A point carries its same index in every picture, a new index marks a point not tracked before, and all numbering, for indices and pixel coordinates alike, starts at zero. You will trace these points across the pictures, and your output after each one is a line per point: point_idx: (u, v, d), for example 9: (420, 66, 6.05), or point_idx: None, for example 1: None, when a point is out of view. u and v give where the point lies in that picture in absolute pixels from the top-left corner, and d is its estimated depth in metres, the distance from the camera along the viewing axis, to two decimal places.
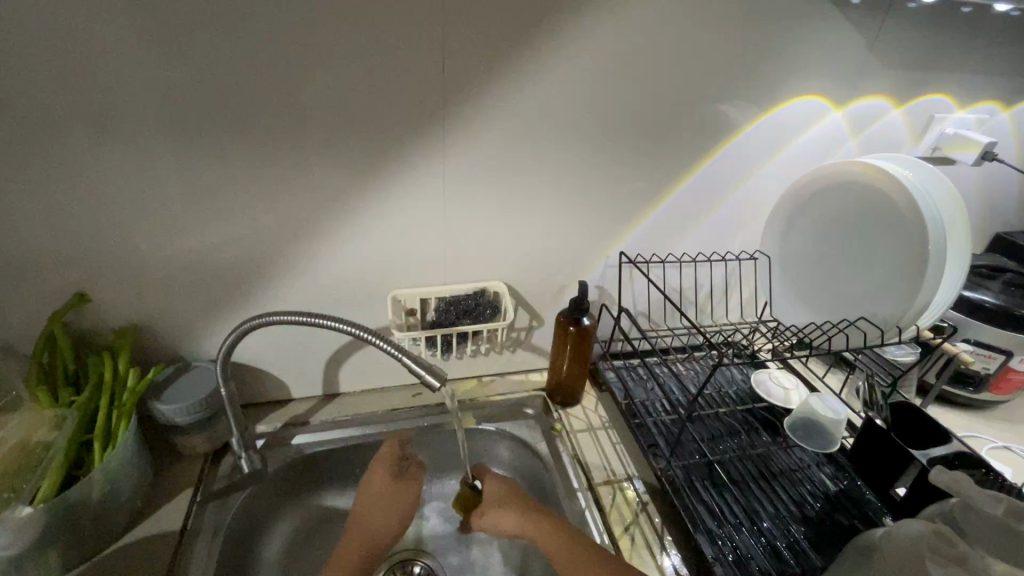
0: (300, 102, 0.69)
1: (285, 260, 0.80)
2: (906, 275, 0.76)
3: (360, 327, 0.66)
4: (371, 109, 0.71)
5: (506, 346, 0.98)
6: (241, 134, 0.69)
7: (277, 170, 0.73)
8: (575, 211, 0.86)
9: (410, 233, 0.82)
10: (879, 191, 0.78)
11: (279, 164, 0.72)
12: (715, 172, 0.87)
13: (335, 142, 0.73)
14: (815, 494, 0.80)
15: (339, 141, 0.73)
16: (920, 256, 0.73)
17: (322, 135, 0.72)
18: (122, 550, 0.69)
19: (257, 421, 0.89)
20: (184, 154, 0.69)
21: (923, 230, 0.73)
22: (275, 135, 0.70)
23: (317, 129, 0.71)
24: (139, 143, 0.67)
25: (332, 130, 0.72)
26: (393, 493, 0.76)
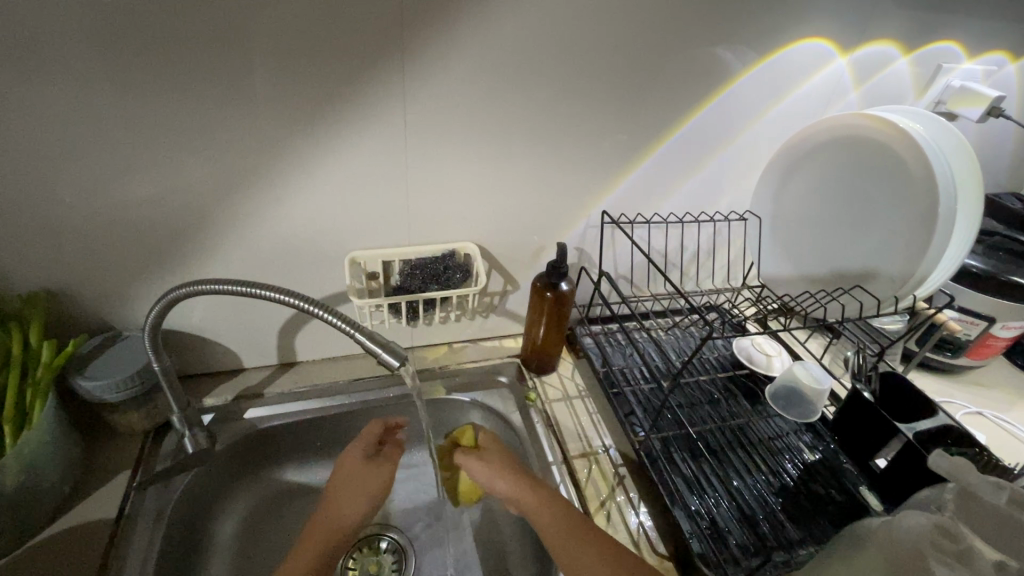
0: (223, 28, 0.57)
1: (225, 218, 0.70)
2: (909, 240, 0.71)
3: (303, 297, 0.57)
4: (314, 41, 0.60)
5: (478, 312, 0.92)
6: (157, 67, 0.58)
7: (206, 112, 0.62)
8: (554, 166, 0.78)
9: (368, 188, 0.73)
10: (888, 149, 0.72)
11: (208, 105, 0.61)
12: (708, 124, 0.79)
13: (275, 80, 0.62)
14: (793, 464, 0.78)
15: (277, 79, 0.62)
16: (927, 221, 0.68)
17: (258, 72, 0.61)
18: (51, 540, 0.62)
19: (204, 394, 0.81)
20: (87, 92, 0.57)
21: (934, 194, 0.67)
22: (196, 69, 0.59)
23: (250, 64, 0.60)
24: (26, 76, 0.55)
25: (269, 66, 0.61)
26: (367, 472, 0.72)
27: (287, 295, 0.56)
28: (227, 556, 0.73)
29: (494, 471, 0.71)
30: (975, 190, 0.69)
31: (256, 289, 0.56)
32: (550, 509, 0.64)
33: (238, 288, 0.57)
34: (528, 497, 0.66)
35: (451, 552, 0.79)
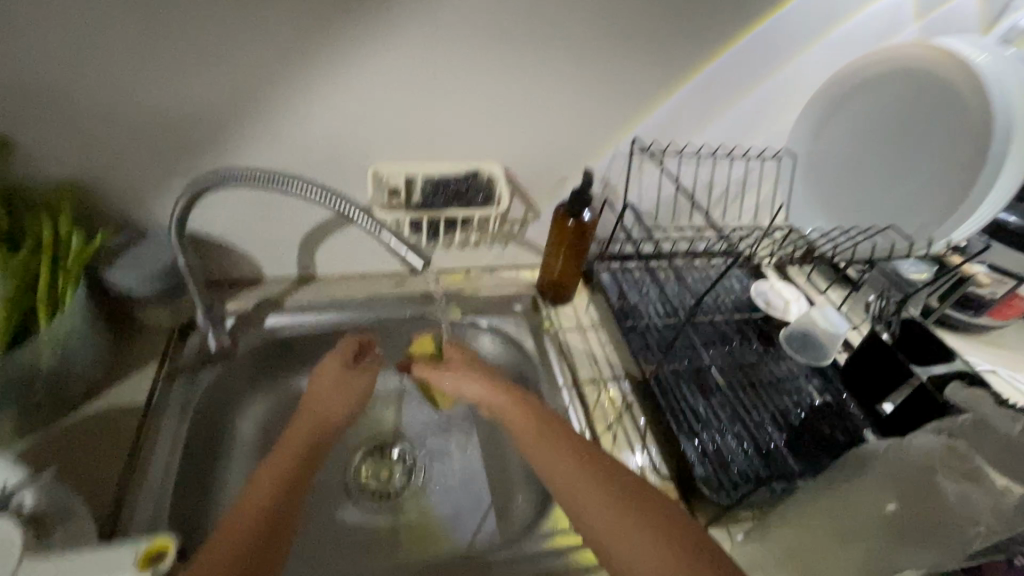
0: None
1: (249, 120, 0.69)
2: (954, 178, 0.71)
3: (328, 191, 0.58)
4: None
5: (498, 239, 0.91)
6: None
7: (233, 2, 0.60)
8: (586, 87, 0.75)
9: (395, 97, 0.71)
10: (946, 85, 0.70)
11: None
12: (756, 48, 0.74)
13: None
14: (801, 404, 0.78)
15: None
16: (976, 160, 0.68)
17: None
18: (83, 419, 0.65)
19: (225, 300, 0.83)
20: None
21: (990, 130, 0.66)
22: None
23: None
24: None
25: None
26: (348, 378, 0.76)
27: (310, 191, 0.57)
28: (248, 451, 0.77)
29: (460, 377, 0.73)
30: None
31: (287, 181, 0.57)
32: (553, 444, 0.60)
33: (268, 180, 0.57)
34: (529, 440, 0.62)
35: (459, 465, 0.83)
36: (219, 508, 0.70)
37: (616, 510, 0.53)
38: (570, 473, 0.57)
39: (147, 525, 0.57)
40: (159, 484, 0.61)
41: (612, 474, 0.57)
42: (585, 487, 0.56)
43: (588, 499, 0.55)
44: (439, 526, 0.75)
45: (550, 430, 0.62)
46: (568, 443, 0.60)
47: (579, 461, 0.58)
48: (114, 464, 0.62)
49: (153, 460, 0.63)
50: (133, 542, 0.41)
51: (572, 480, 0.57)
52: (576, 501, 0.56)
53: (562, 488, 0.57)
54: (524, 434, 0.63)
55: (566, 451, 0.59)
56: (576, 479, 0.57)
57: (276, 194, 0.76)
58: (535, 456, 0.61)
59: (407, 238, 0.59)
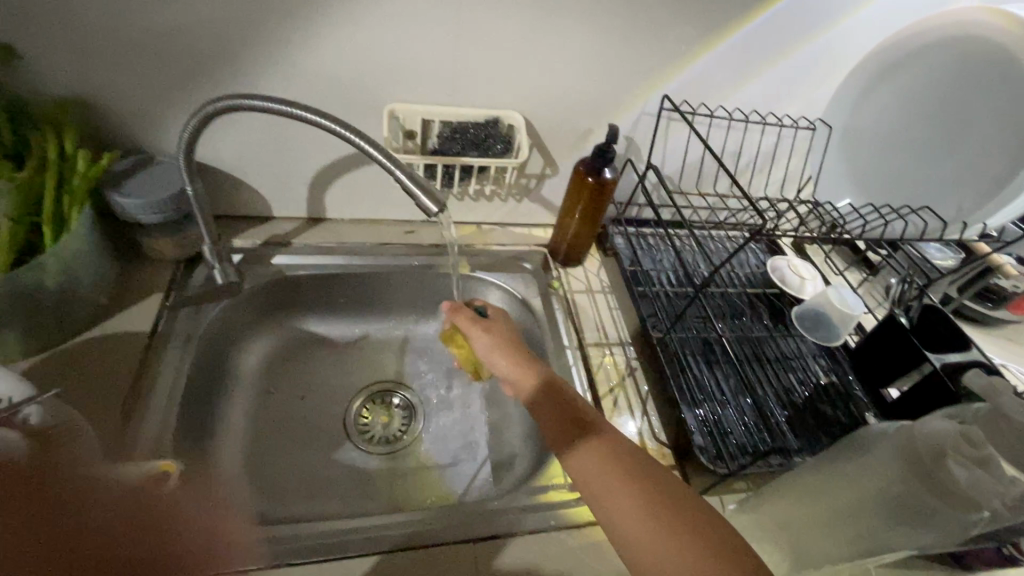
0: None
1: (262, 45, 0.66)
2: (1004, 160, 0.66)
3: (342, 125, 0.55)
4: None
5: (512, 194, 0.89)
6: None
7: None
8: (617, 36, 0.71)
9: (415, 33, 0.67)
10: (1008, 59, 0.65)
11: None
12: (803, 7, 0.70)
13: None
14: (806, 383, 0.78)
15: None
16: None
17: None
18: (88, 343, 0.65)
19: (232, 235, 0.81)
20: None
21: None
22: None
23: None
24: None
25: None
26: None
27: (324, 121, 0.55)
28: (251, 387, 0.78)
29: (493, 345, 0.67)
30: None
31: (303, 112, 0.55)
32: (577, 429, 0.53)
33: (281, 109, 0.55)
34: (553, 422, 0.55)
35: (457, 417, 0.83)
36: (222, 440, 0.71)
37: (647, 506, 0.46)
38: (596, 466, 0.50)
39: (149, 449, 0.58)
40: (161, 412, 0.61)
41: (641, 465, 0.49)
42: (614, 479, 0.48)
43: (619, 496, 0.47)
44: (435, 474, 0.76)
45: (575, 413, 0.55)
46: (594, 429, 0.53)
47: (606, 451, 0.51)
48: (118, 389, 0.62)
49: (157, 388, 0.63)
50: None
51: (598, 472, 0.50)
52: (598, 493, 0.49)
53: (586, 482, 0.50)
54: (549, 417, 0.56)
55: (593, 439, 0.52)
56: (602, 471, 0.50)
57: (290, 129, 0.74)
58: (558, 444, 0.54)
59: (425, 182, 0.57)
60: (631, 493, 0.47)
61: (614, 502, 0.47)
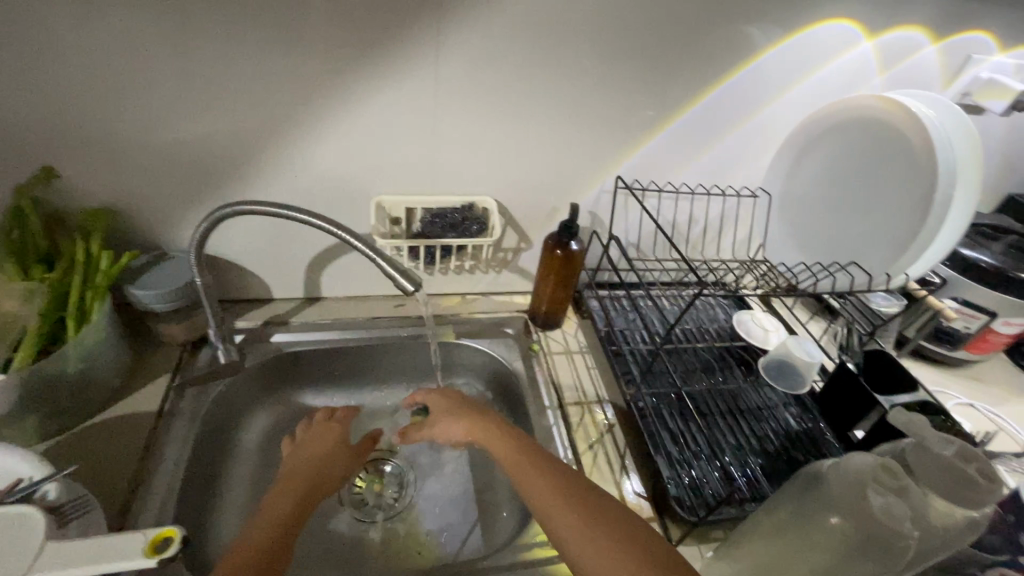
0: None
1: (267, 153, 0.77)
2: (906, 221, 0.73)
3: (332, 222, 0.64)
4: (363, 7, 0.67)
5: (492, 266, 0.97)
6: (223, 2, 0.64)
7: (260, 49, 0.68)
8: (574, 129, 0.82)
9: (399, 137, 0.79)
10: (896, 133, 0.73)
11: (264, 44, 0.67)
12: (726, 101, 0.82)
13: (325, 23, 0.67)
14: (776, 431, 0.82)
15: (329, 32, 0.68)
16: (924, 200, 0.70)
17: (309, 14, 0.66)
18: (99, 425, 0.71)
19: (236, 317, 0.89)
20: (159, 32, 0.64)
21: (933, 178, 0.69)
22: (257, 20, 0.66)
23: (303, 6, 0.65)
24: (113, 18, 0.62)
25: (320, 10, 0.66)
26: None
27: (316, 219, 0.64)
28: (248, 461, 0.82)
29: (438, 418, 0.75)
30: (977, 171, 0.69)
31: (296, 213, 0.64)
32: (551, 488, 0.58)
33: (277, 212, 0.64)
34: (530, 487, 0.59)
35: (447, 481, 0.86)
36: (220, 513, 0.74)
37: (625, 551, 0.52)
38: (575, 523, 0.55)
39: (153, 522, 0.62)
40: (165, 487, 0.66)
41: (608, 512, 0.56)
42: (593, 534, 0.53)
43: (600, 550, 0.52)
44: (428, 539, 0.79)
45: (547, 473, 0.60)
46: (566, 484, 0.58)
47: (580, 505, 0.56)
48: (127, 466, 0.67)
49: (161, 464, 0.67)
50: (144, 531, 0.46)
51: (579, 529, 0.54)
52: (581, 549, 0.53)
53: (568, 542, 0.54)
54: (522, 482, 0.60)
55: (566, 496, 0.57)
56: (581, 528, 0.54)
57: (290, 222, 0.83)
58: (536, 507, 0.58)
59: (400, 264, 0.65)
60: (609, 544, 0.52)
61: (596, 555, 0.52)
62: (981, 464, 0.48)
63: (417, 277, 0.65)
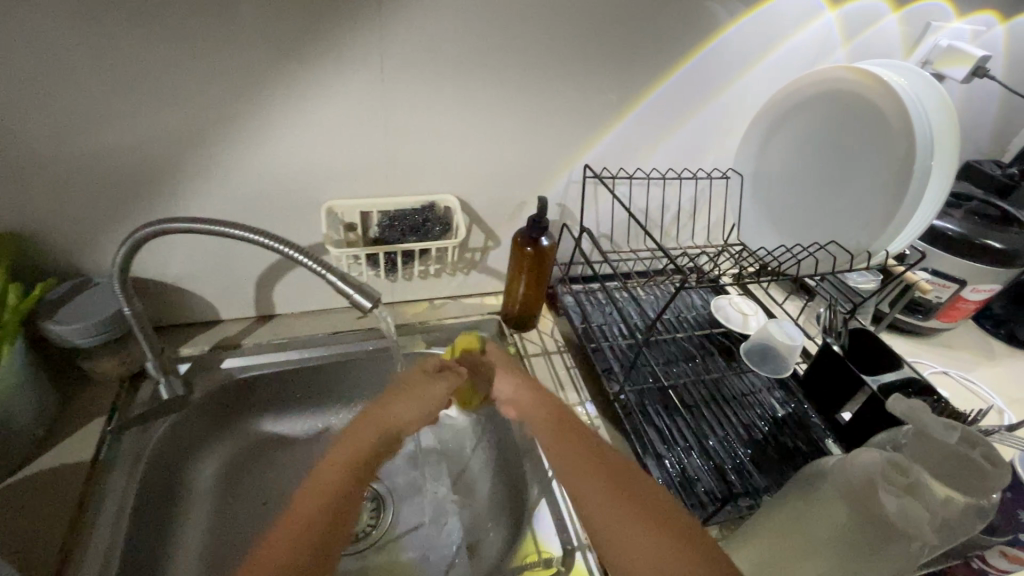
0: None
1: (199, 161, 0.69)
2: (883, 198, 0.70)
3: (273, 238, 0.57)
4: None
5: (459, 268, 0.91)
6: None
7: (177, 45, 0.60)
8: (537, 117, 0.77)
9: (348, 137, 0.72)
10: (871, 107, 0.70)
11: (181, 38, 0.59)
12: (693, 80, 0.78)
13: (252, 12, 0.60)
14: (764, 418, 0.80)
15: (258, 25, 0.61)
16: (904, 173, 0.67)
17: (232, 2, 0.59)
18: (23, 482, 0.62)
19: (179, 344, 0.80)
20: (52, 31, 0.56)
21: (911, 150, 0.66)
22: (171, 12, 0.58)
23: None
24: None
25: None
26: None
27: (253, 234, 0.57)
28: (206, 500, 0.74)
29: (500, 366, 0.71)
30: (954, 146, 0.66)
31: (232, 229, 0.57)
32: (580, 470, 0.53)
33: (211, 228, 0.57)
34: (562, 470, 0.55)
35: (429, 501, 0.81)
36: (173, 564, 0.67)
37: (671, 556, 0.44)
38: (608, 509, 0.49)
39: None
40: (104, 546, 0.58)
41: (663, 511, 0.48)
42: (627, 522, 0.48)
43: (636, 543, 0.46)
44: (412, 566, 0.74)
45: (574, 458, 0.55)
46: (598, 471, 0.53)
47: (620, 495, 0.50)
48: (60, 520, 0.59)
49: (99, 523, 0.60)
50: None
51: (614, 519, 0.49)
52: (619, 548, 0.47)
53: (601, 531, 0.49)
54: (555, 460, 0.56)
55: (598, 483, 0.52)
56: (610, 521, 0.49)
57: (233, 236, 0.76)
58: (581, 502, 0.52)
59: (353, 279, 0.58)
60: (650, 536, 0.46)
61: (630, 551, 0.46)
62: (986, 450, 0.45)
63: (374, 291, 0.58)
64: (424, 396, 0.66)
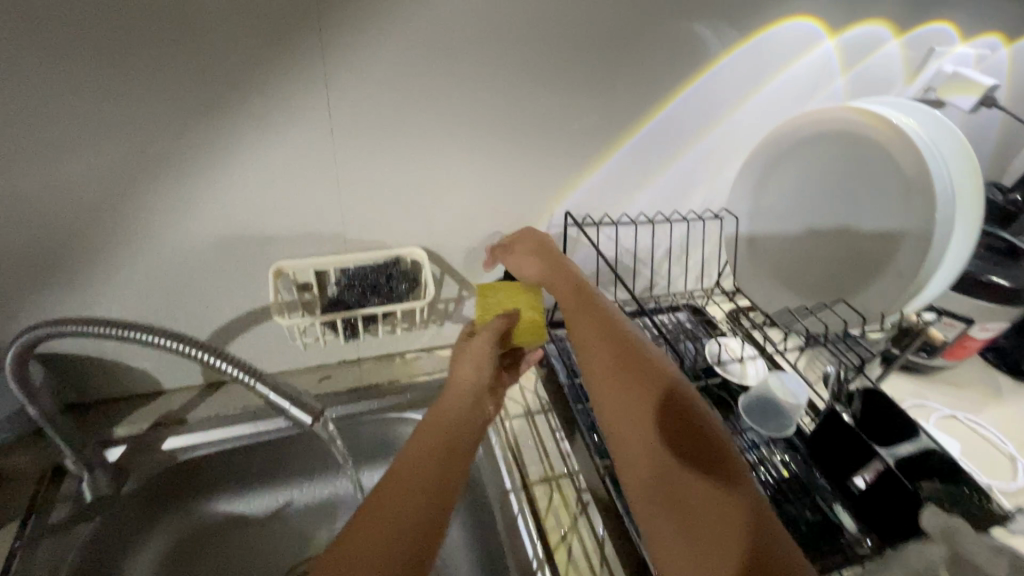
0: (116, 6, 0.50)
1: (126, 217, 0.61)
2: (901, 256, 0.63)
3: (186, 338, 0.52)
4: (231, 32, 0.54)
5: (432, 320, 0.84)
6: (33, 32, 0.50)
7: (94, 90, 0.53)
8: (507, 157, 0.70)
9: (297, 185, 0.65)
10: (883, 153, 0.64)
11: (97, 82, 0.53)
12: (680, 119, 0.73)
13: (177, 51, 0.54)
14: (769, 482, 0.71)
15: (186, 66, 0.54)
16: (924, 233, 0.60)
17: (154, 41, 0.53)
18: None
19: (113, 424, 0.71)
20: None
21: (932, 207, 0.59)
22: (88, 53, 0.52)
23: (143, 31, 0.52)
24: None
25: (167, 34, 0.53)
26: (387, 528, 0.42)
27: (164, 339, 0.51)
28: None
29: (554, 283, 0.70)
30: (978, 204, 0.61)
31: (154, 337, 0.50)
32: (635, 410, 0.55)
33: (119, 334, 0.49)
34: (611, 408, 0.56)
35: None
36: None
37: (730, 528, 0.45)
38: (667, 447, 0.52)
39: None
40: None
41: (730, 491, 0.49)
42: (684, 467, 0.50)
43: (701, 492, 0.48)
44: None
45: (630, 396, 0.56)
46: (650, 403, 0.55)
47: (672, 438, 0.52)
48: None
49: None
50: None
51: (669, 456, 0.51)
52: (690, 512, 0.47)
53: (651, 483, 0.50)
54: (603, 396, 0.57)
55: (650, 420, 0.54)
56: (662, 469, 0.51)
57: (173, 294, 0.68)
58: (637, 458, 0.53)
59: (292, 391, 0.55)
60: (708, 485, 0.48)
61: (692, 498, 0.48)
62: None
63: (316, 405, 0.55)
64: (483, 347, 0.62)
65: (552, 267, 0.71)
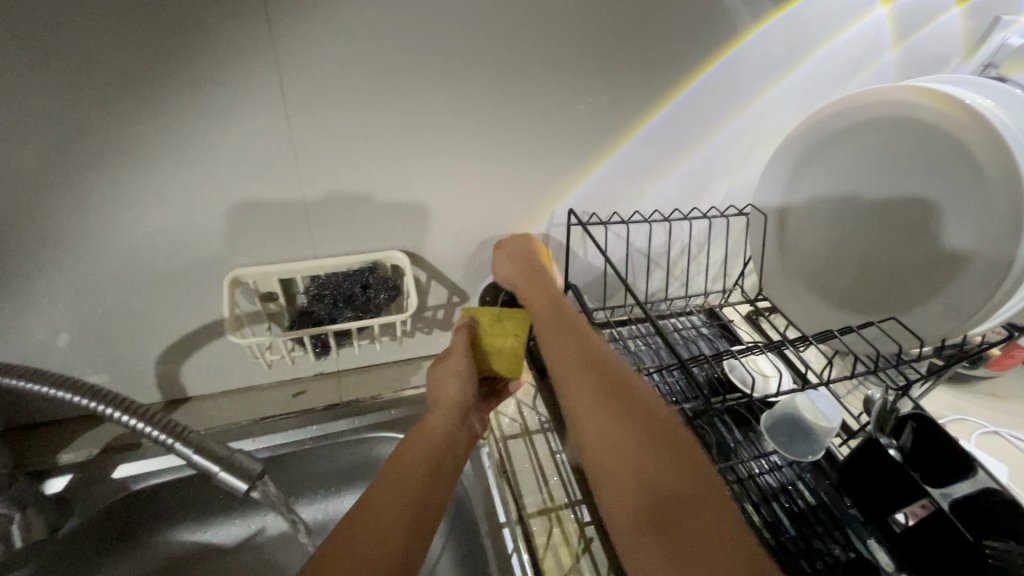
0: None
1: (51, 231, 0.53)
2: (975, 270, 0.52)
3: (74, 389, 0.50)
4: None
5: (418, 328, 0.76)
6: None
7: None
8: (497, 149, 0.61)
9: (253, 183, 0.56)
10: (953, 146, 0.53)
11: None
12: (704, 102, 0.63)
13: (88, 30, 0.44)
14: (794, 514, 0.62)
15: (99, 43, 0.44)
16: (1009, 240, 0.50)
17: (55, 25, 0.43)
18: None
19: (60, 449, 0.64)
20: None
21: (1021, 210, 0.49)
22: None
23: (38, 13, 0.42)
24: None
25: (68, 13, 0.43)
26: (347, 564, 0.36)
27: (51, 389, 0.50)
28: None
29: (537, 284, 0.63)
30: None
31: (50, 390, 0.50)
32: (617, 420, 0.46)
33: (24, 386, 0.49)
34: (584, 417, 0.48)
35: None
36: None
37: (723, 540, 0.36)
38: (653, 455, 0.42)
39: None
40: None
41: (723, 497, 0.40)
42: (674, 484, 0.40)
43: (694, 509, 0.39)
44: None
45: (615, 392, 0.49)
46: (628, 409, 0.47)
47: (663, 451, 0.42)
48: None
49: None
50: None
51: (654, 469, 0.41)
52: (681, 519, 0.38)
53: (634, 501, 0.40)
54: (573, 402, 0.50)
55: (631, 426, 0.45)
56: (645, 484, 0.41)
57: (120, 308, 0.61)
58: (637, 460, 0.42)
59: (221, 451, 0.54)
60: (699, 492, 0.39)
61: (682, 521, 0.38)
62: None
63: (251, 464, 0.55)
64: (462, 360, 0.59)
65: (523, 272, 0.64)
